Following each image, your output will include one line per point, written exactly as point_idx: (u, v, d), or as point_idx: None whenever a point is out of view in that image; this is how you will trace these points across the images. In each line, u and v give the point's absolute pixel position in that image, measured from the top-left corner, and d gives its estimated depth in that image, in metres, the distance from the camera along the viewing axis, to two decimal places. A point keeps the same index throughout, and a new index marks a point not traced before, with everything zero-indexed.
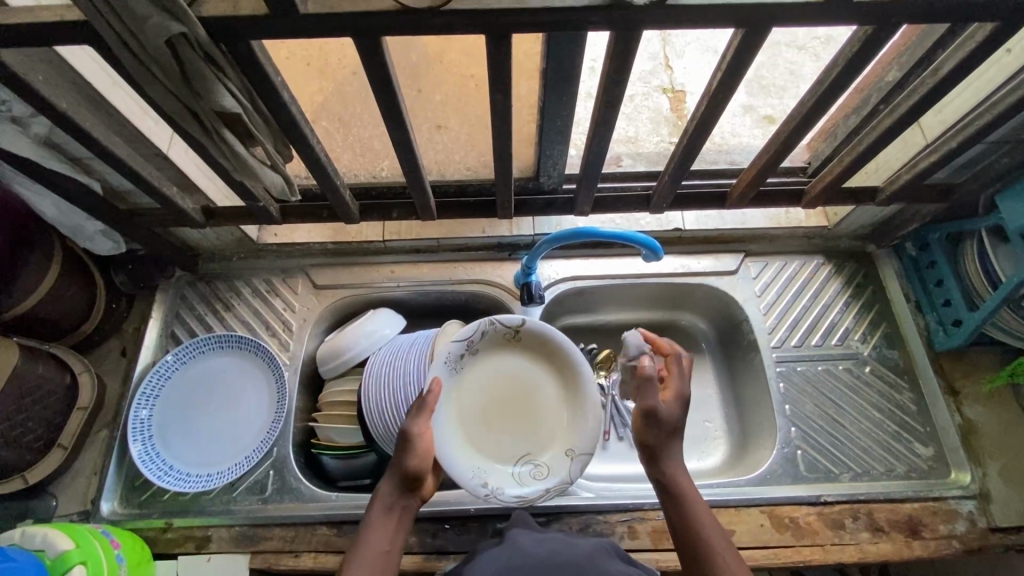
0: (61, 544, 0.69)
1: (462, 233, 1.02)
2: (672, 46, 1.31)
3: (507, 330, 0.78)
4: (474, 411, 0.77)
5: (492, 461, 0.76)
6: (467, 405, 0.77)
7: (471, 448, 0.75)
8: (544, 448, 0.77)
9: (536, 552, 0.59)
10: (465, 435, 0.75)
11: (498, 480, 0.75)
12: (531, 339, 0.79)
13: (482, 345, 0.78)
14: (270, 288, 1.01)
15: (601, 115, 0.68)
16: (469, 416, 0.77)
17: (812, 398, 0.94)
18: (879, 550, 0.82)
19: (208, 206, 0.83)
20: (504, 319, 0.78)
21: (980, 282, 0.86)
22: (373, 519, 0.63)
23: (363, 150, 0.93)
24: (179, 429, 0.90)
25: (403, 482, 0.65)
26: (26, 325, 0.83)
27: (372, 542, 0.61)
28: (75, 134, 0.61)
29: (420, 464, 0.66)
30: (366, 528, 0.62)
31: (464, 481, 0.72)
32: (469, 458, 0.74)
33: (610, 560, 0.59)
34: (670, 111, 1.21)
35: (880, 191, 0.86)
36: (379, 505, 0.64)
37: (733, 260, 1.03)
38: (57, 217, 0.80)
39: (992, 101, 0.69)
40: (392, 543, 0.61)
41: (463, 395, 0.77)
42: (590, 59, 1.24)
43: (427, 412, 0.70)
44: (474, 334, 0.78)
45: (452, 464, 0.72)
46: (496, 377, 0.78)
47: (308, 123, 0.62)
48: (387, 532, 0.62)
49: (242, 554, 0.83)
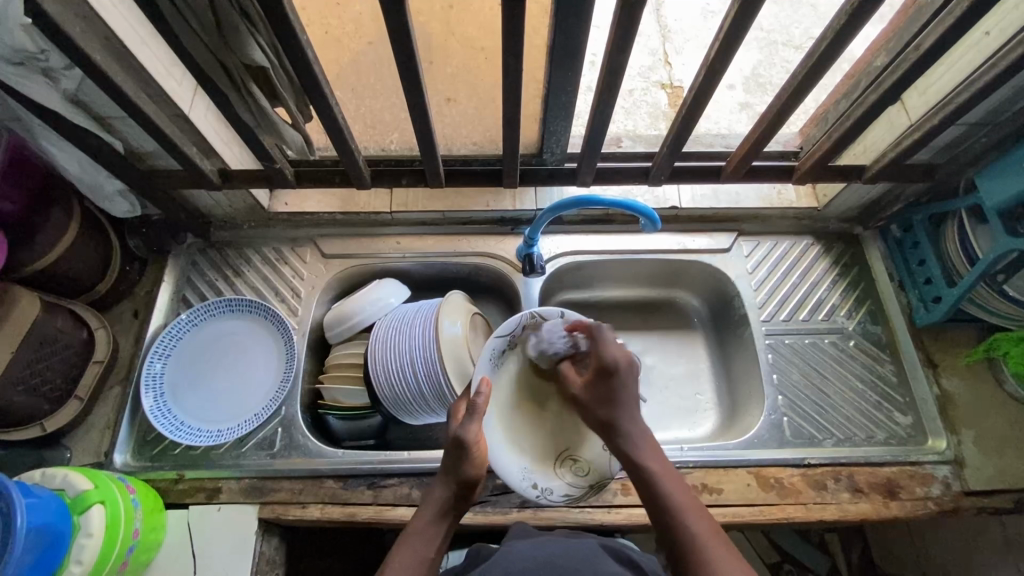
0: (82, 484, 0.72)
1: (467, 206, 1.05)
2: (672, 43, 1.35)
3: (545, 324, 0.84)
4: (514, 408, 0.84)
5: (539, 458, 0.82)
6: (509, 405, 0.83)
7: (516, 446, 0.81)
8: (586, 442, 0.82)
9: (535, 559, 0.66)
10: (511, 434, 0.81)
11: (547, 479, 0.80)
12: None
13: (522, 340, 0.84)
14: (280, 256, 1.04)
15: (605, 83, 0.72)
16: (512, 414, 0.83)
17: (798, 369, 0.98)
18: (859, 509, 0.87)
19: (225, 168, 0.87)
20: (543, 311, 0.83)
21: (960, 260, 0.90)
22: (423, 526, 0.67)
23: (374, 122, 0.97)
24: (190, 387, 0.93)
25: (458, 488, 0.70)
26: (45, 280, 0.86)
27: (419, 547, 0.65)
28: (107, 87, 0.64)
29: (477, 474, 0.70)
30: (413, 533, 0.67)
31: (514, 482, 0.78)
32: (517, 457, 0.80)
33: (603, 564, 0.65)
34: (667, 104, 1.25)
35: (867, 170, 0.90)
36: (428, 512, 0.68)
37: (727, 238, 1.07)
38: (79, 175, 0.83)
39: (970, 81, 0.74)
40: (438, 553, 0.66)
41: (505, 392, 0.83)
42: (591, 52, 1.28)
43: (477, 415, 0.72)
44: (514, 329, 0.83)
45: (503, 465, 0.77)
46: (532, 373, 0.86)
47: (328, 84, 0.66)
48: (435, 541, 0.66)
49: (252, 504, 0.86)
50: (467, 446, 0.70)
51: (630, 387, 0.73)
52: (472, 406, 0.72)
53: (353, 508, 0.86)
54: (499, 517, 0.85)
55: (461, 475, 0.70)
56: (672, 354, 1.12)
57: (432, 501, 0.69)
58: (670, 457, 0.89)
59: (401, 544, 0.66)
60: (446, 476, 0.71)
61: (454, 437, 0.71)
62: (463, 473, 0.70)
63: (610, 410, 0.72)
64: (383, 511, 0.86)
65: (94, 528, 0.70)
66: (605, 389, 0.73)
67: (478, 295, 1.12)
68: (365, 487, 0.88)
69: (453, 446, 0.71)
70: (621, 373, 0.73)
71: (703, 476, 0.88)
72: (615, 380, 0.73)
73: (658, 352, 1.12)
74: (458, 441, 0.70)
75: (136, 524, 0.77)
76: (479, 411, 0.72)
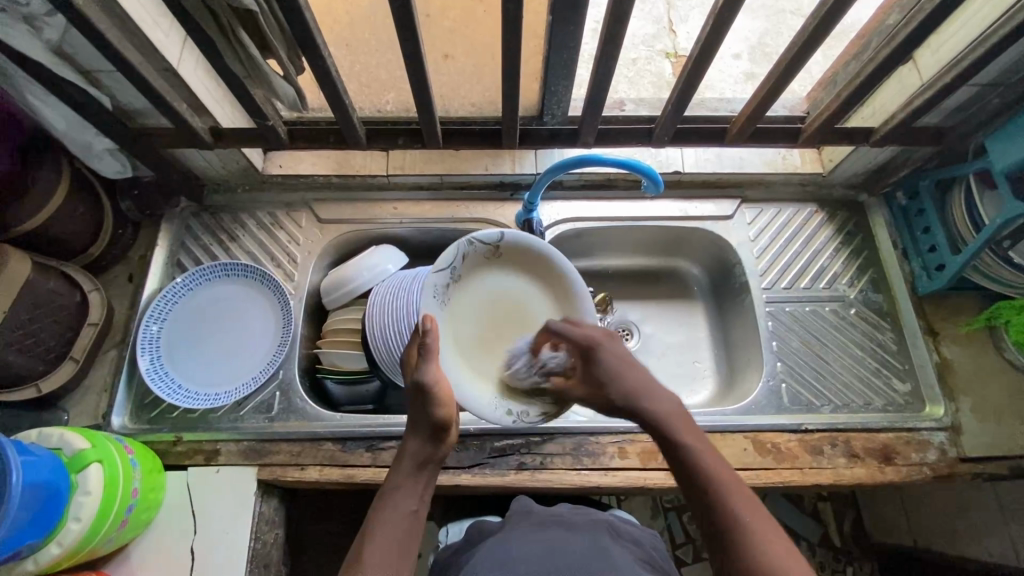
0: (78, 443, 0.72)
1: (465, 170, 1.03)
2: (677, 10, 1.31)
3: (486, 247, 0.79)
4: (471, 339, 0.79)
5: (506, 388, 0.80)
6: (464, 334, 0.79)
7: (483, 380, 0.79)
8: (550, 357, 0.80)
9: (536, 535, 0.72)
10: (473, 366, 0.78)
11: (519, 402, 0.79)
12: (512, 251, 0.81)
13: (465, 270, 0.79)
14: (274, 220, 1.02)
15: (608, 31, 0.69)
16: (469, 345, 0.79)
17: (798, 336, 0.98)
18: (854, 474, 0.87)
19: (216, 127, 0.85)
20: (481, 237, 0.78)
21: (965, 228, 0.88)
22: (401, 481, 0.68)
23: (369, 80, 0.95)
24: (186, 351, 0.93)
25: (428, 432, 0.69)
26: (36, 241, 0.84)
27: (400, 503, 0.66)
28: (91, 35, 0.62)
29: (445, 414, 0.69)
30: (393, 488, 0.67)
31: (486, 414, 0.76)
32: (485, 389, 0.78)
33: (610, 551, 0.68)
34: (671, 74, 1.22)
35: (875, 132, 0.88)
36: (405, 465, 0.69)
37: (730, 205, 1.05)
38: (67, 132, 0.80)
39: (986, 36, 0.71)
40: (420, 503, 0.67)
41: (459, 323, 0.79)
42: (593, 19, 1.21)
43: (432, 355, 0.70)
44: (454, 260, 0.77)
45: (471, 402, 0.76)
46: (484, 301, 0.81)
47: (321, 34, 0.65)
48: (415, 492, 0.67)
49: (250, 466, 0.87)
50: (426, 389, 0.69)
51: (614, 353, 0.73)
52: (426, 348, 0.70)
53: (352, 470, 0.87)
54: (497, 480, 0.86)
55: (430, 421, 0.69)
56: (672, 323, 1.11)
57: (408, 453, 0.70)
58: None
59: (384, 500, 0.67)
60: (415, 424, 0.70)
61: (413, 380, 0.70)
62: (428, 419, 0.69)
63: (616, 383, 0.71)
64: (381, 473, 0.86)
65: (91, 487, 0.70)
66: (597, 369, 0.73)
67: None
68: (363, 450, 0.88)
69: (415, 391, 0.69)
70: (602, 345, 0.74)
71: None
72: (595, 351, 0.73)
73: (657, 321, 1.11)
74: (418, 385, 0.69)
75: (134, 484, 0.77)
76: (433, 350, 0.70)
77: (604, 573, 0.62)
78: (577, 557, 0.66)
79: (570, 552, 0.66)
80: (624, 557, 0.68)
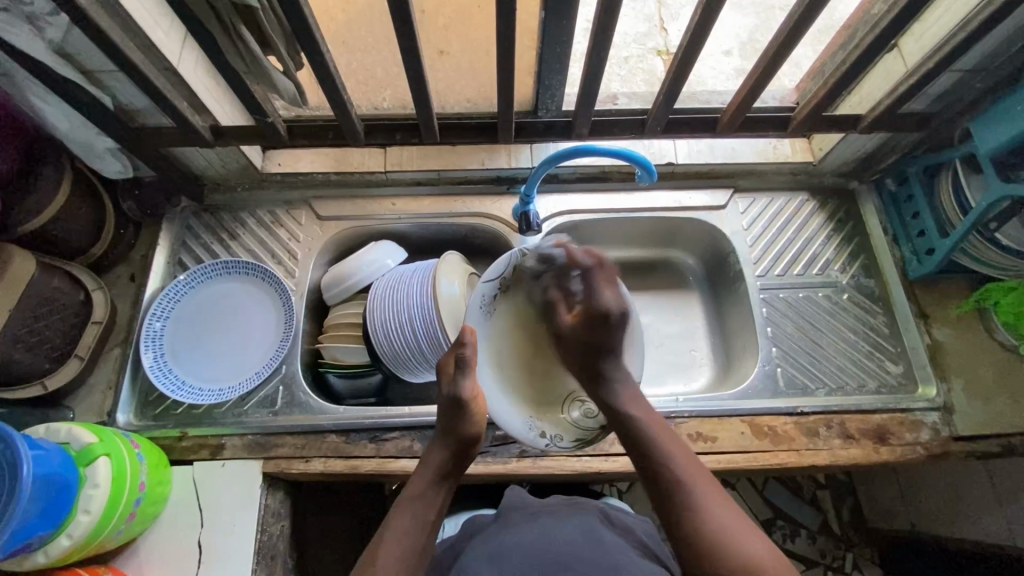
0: (86, 437, 0.73)
1: (462, 164, 1.05)
2: (669, 8, 1.32)
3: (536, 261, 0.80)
4: (507, 358, 0.82)
5: (541, 409, 0.82)
6: (503, 353, 0.82)
7: (520, 399, 0.81)
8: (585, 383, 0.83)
9: (534, 522, 0.73)
10: (509, 385, 0.80)
11: (552, 426, 0.80)
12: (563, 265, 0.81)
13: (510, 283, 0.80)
14: (274, 218, 1.04)
15: (600, 21, 0.71)
16: (505, 360, 0.82)
17: (793, 322, 1.00)
18: (849, 454, 0.89)
19: (216, 125, 0.86)
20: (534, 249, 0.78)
21: (952, 212, 0.90)
22: (424, 489, 0.70)
23: (366, 78, 0.98)
24: (190, 347, 0.94)
25: (458, 446, 0.72)
26: (40, 241, 0.85)
27: (419, 511, 0.68)
28: (94, 34, 0.63)
29: (475, 431, 0.73)
30: (414, 494, 0.70)
31: (519, 434, 0.76)
32: (519, 408, 0.79)
33: (607, 537, 0.70)
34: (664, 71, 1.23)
35: (863, 119, 0.90)
36: (427, 474, 0.71)
37: (723, 195, 1.07)
38: (69, 132, 0.82)
39: (967, 21, 0.73)
40: (439, 513, 0.69)
41: (498, 340, 0.81)
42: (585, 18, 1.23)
43: (468, 368, 0.73)
44: (504, 269, 0.79)
45: (503, 416, 0.76)
46: (520, 316, 0.83)
47: (319, 29, 0.67)
48: (436, 503, 0.70)
49: (255, 459, 0.88)
50: (464, 402, 0.72)
51: (616, 336, 0.75)
52: (463, 362, 0.72)
53: (356, 461, 0.88)
54: (499, 467, 0.87)
55: (462, 434, 0.72)
56: (668, 313, 1.13)
57: (432, 464, 0.72)
58: (666, 407, 0.91)
59: (401, 508, 0.69)
60: (443, 437, 0.73)
61: (450, 393, 0.72)
62: (459, 433, 0.72)
63: (598, 354, 0.76)
64: (384, 463, 0.87)
65: (100, 479, 0.71)
66: (593, 333, 0.75)
67: (474, 256, 1.12)
68: (366, 441, 0.89)
69: (450, 404, 0.72)
70: (614, 322, 0.74)
71: (698, 425, 0.90)
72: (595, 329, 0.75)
73: (654, 312, 1.13)
74: (454, 399, 0.71)
75: (142, 477, 0.78)
76: (470, 363, 0.73)
77: (602, 558, 0.64)
78: (576, 543, 0.67)
79: (570, 538, 0.68)
80: (622, 544, 0.69)
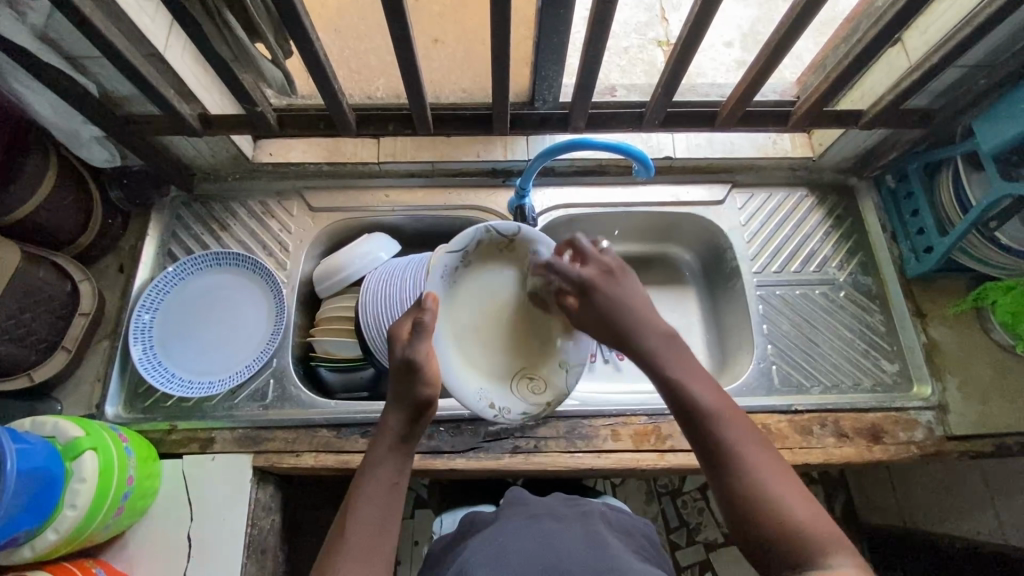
0: (72, 431, 0.72)
1: (457, 157, 1.02)
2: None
3: (501, 238, 0.80)
4: (467, 326, 0.79)
5: (495, 380, 0.79)
6: (463, 322, 0.79)
7: (473, 369, 0.78)
8: (542, 359, 0.80)
9: (526, 524, 0.72)
10: (464, 352, 0.78)
11: (503, 399, 0.79)
12: (525, 249, 0.80)
13: (476, 255, 0.79)
14: (266, 209, 1.02)
15: (597, 12, 0.69)
16: (465, 329, 0.79)
17: (789, 319, 0.99)
18: (843, 453, 0.88)
19: (205, 114, 0.84)
20: (498, 226, 0.78)
21: (952, 210, 0.89)
22: (384, 456, 0.66)
23: (359, 67, 0.96)
24: (180, 339, 0.93)
25: (411, 408, 0.67)
26: (25, 231, 0.84)
27: (379, 481, 0.64)
28: (77, 19, 0.62)
29: (430, 391, 0.67)
30: (373, 464, 0.65)
31: (469, 401, 0.76)
32: (472, 377, 0.78)
33: (602, 541, 0.69)
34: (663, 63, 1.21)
35: (863, 115, 0.89)
36: (386, 442, 0.67)
37: (721, 190, 1.06)
38: (54, 120, 0.80)
39: (972, 15, 0.72)
40: (403, 477, 0.65)
41: (459, 308, 0.79)
42: (585, 7, 1.20)
43: (426, 333, 0.69)
44: (466, 244, 0.78)
45: (455, 383, 0.75)
46: (495, 289, 0.80)
47: (308, 17, 0.65)
48: (399, 467, 0.66)
49: (245, 453, 0.87)
50: (412, 367, 0.67)
51: (617, 293, 0.71)
52: (420, 326, 0.69)
53: (347, 456, 0.87)
54: (491, 463, 0.86)
55: (411, 397, 0.67)
56: (664, 308, 1.12)
57: (389, 429, 0.67)
58: (657, 405, 0.91)
59: (364, 476, 0.65)
60: (395, 403, 0.68)
61: (402, 359, 0.68)
62: (409, 397, 0.67)
63: (609, 317, 0.69)
64: None
65: (87, 474, 0.70)
66: (594, 308, 0.71)
67: None
68: (358, 435, 0.88)
69: (402, 368, 0.67)
70: (600, 285, 0.72)
71: None
72: (596, 291, 0.71)
73: None
74: (408, 364, 0.67)
75: (130, 471, 0.77)
76: (428, 329, 0.69)
77: (595, 563, 0.63)
78: (569, 546, 0.67)
79: (564, 543, 0.67)
80: (615, 547, 0.68)
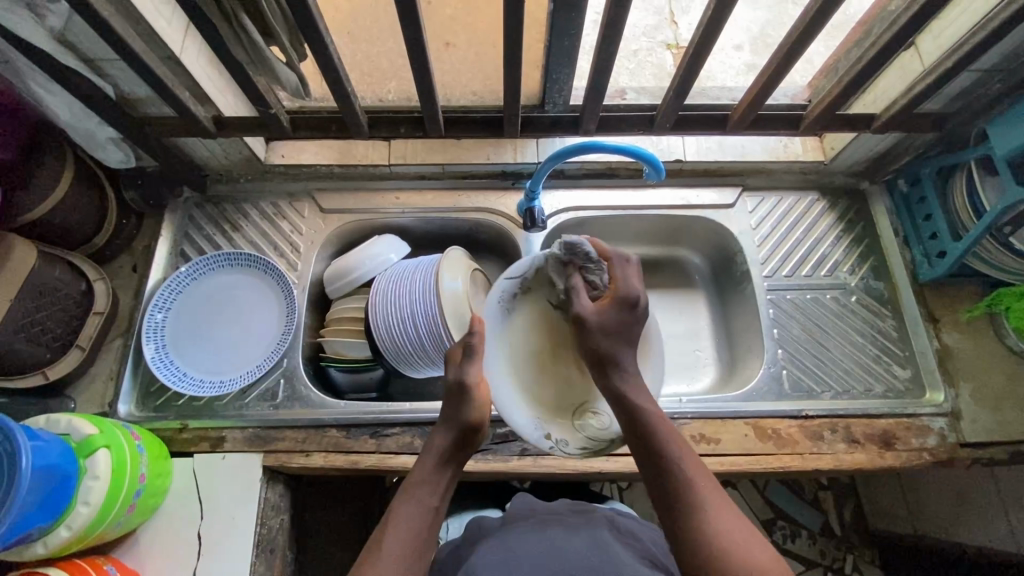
0: (85, 428, 0.72)
1: (467, 159, 1.03)
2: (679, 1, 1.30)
3: (564, 258, 0.76)
4: (520, 356, 0.78)
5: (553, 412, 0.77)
6: (517, 352, 0.78)
7: (528, 400, 0.76)
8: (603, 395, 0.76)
9: (534, 533, 0.71)
10: (518, 384, 0.76)
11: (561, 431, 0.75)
12: (592, 268, 0.76)
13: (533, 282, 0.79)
14: (277, 210, 1.03)
15: (610, 15, 0.69)
16: (518, 360, 0.77)
17: (799, 324, 0.98)
18: (854, 459, 0.88)
19: (219, 116, 0.85)
20: (561, 248, 0.75)
21: (966, 214, 0.88)
22: (429, 475, 0.67)
23: (371, 69, 0.96)
24: (191, 339, 0.94)
25: (460, 432, 0.70)
26: (42, 231, 0.85)
27: (424, 497, 0.65)
28: (95, 23, 0.63)
29: (478, 414, 0.71)
30: (416, 483, 0.66)
31: (522, 430, 0.74)
32: (528, 409, 0.76)
33: (608, 547, 0.69)
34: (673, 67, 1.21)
35: (876, 119, 0.89)
36: (432, 461, 0.68)
37: (731, 193, 1.06)
38: (71, 122, 0.81)
39: (988, 20, 0.71)
40: (442, 502, 0.66)
41: (512, 339, 0.78)
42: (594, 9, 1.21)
43: (475, 355, 0.72)
44: (525, 269, 0.78)
45: (508, 412, 0.74)
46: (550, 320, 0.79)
47: (322, 21, 0.66)
48: (439, 490, 0.67)
49: (255, 453, 0.87)
50: (469, 388, 0.71)
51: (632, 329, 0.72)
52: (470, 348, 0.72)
53: (355, 456, 0.87)
54: (499, 465, 0.86)
55: (464, 420, 0.70)
56: (673, 312, 1.12)
57: (435, 449, 0.69)
58: (667, 408, 0.90)
59: (405, 494, 0.66)
60: (448, 424, 0.71)
61: (456, 380, 0.71)
62: (465, 422, 0.70)
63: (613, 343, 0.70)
64: (384, 459, 0.87)
65: (100, 471, 0.71)
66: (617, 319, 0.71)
67: (478, 250, 1.11)
68: (367, 436, 0.89)
69: (455, 388, 0.71)
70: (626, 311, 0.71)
71: (701, 426, 0.89)
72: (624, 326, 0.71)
73: (658, 310, 1.12)
74: (460, 384, 0.71)
75: (141, 469, 0.78)
76: (477, 351, 0.72)
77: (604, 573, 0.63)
78: (577, 557, 0.66)
79: (572, 551, 0.67)
80: (623, 555, 0.68)
